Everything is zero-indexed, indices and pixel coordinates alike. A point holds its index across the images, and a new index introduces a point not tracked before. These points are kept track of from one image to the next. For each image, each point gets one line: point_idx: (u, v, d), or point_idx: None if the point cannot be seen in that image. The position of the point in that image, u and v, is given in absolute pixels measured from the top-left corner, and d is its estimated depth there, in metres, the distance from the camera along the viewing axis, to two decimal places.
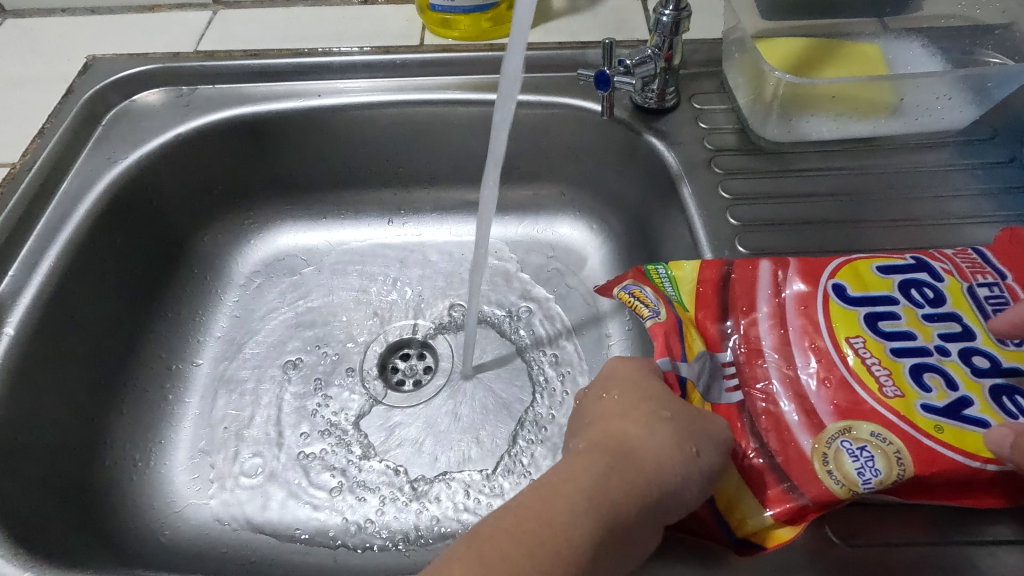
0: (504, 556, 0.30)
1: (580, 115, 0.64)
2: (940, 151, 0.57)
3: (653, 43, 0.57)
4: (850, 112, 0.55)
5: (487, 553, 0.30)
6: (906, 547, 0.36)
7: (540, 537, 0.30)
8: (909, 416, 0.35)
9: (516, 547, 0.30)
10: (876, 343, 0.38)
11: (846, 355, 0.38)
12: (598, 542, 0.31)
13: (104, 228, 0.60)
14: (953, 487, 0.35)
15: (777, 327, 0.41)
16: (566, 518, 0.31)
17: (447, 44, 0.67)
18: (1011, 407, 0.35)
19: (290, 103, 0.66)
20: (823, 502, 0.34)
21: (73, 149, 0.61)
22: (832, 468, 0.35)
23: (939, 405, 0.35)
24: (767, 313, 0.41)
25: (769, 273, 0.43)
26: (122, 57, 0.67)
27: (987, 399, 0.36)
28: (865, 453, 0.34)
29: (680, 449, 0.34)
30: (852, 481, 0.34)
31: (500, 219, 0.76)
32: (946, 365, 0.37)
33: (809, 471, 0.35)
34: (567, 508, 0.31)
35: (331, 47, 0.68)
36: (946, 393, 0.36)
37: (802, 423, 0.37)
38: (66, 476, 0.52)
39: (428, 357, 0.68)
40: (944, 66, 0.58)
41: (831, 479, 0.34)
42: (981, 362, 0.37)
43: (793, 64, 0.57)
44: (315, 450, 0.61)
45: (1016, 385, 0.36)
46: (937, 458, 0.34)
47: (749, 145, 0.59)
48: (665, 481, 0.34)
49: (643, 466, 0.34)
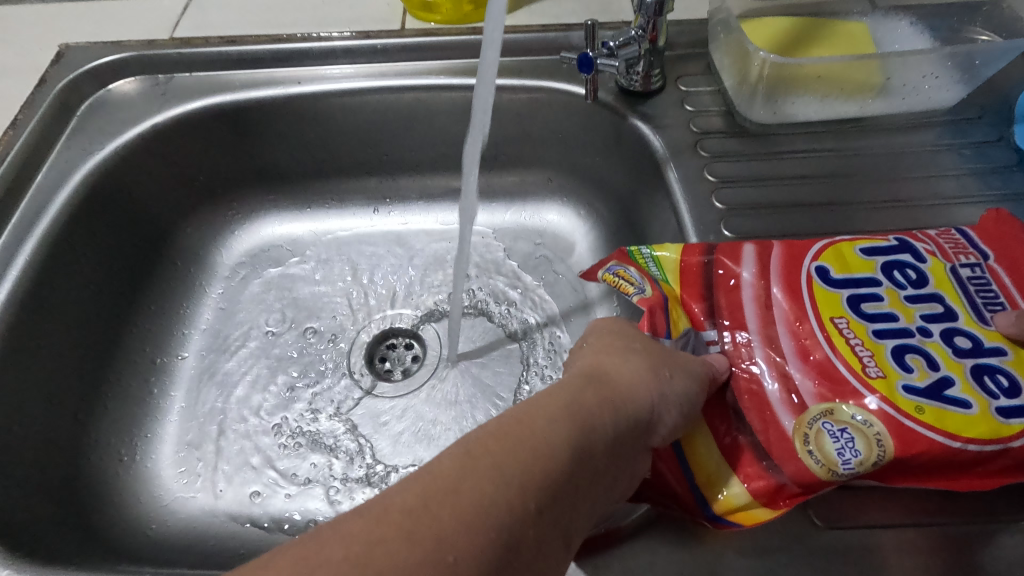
0: (495, 464, 0.29)
1: (565, 99, 0.63)
2: (928, 131, 0.57)
3: (637, 24, 0.56)
4: (836, 92, 0.54)
5: (474, 453, 0.30)
6: (890, 532, 0.36)
7: (528, 446, 0.31)
8: (890, 398, 0.35)
9: (502, 449, 0.30)
10: (859, 325, 0.38)
11: (830, 334, 0.38)
12: (580, 453, 0.32)
13: (82, 221, 0.59)
14: (934, 468, 0.34)
15: (761, 306, 0.40)
16: (552, 435, 0.31)
17: (428, 28, 0.66)
18: (992, 387, 0.35)
19: (270, 91, 0.65)
20: (801, 481, 0.35)
21: (47, 141, 0.60)
22: (812, 449, 0.35)
23: (920, 386, 0.35)
24: (752, 293, 0.41)
25: (753, 253, 0.42)
26: (96, 45, 0.65)
27: (969, 379, 0.35)
28: (846, 435, 0.35)
29: (655, 373, 0.37)
30: (832, 462, 0.34)
31: (487, 206, 0.75)
32: (929, 346, 0.37)
33: (790, 450, 0.36)
34: (553, 425, 0.32)
35: (311, 32, 0.66)
36: (928, 374, 0.36)
37: (785, 403, 0.37)
38: (49, 472, 0.51)
39: (415, 347, 0.68)
40: (932, 44, 0.57)
41: (811, 459, 0.35)
42: (962, 342, 0.37)
43: (779, 44, 0.56)
44: (303, 442, 0.60)
45: (998, 365, 0.36)
46: (915, 437, 0.34)
47: (736, 127, 0.58)
48: (646, 404, 0.36)
49: (619, 388, 0.36)
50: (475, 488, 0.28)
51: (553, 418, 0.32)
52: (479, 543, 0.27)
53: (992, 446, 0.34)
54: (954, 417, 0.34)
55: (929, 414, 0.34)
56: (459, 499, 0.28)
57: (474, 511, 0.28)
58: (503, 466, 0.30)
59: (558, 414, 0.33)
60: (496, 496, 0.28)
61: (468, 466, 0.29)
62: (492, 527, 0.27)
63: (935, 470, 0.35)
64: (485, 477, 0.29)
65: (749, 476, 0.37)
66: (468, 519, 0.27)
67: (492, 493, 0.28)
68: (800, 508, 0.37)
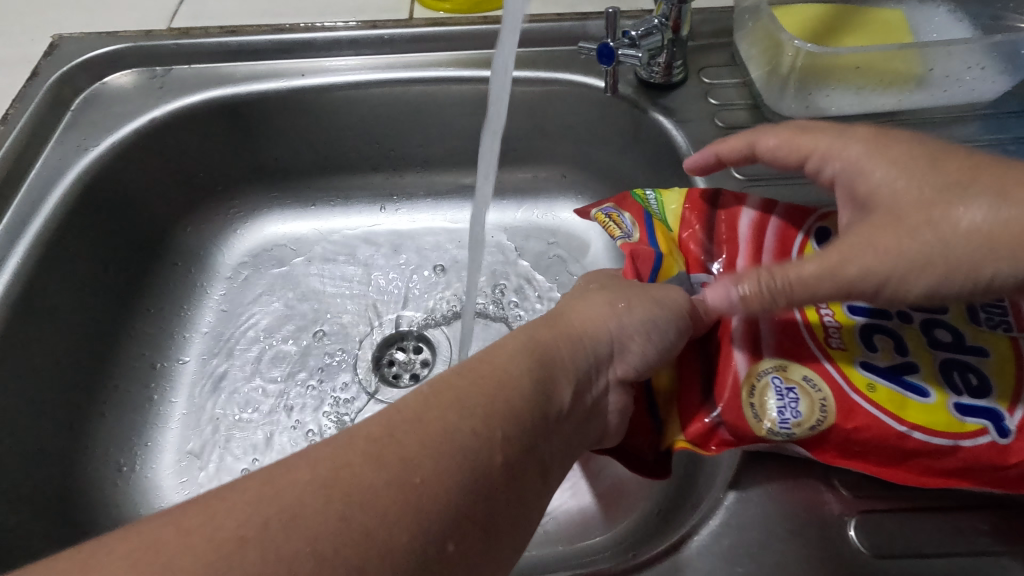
0: (458, 395, 0.29)
1: (581, 92, 0.60)
2: (966, 126, 0.54)
3: (660, 13, 0.53)
4: (873, 84, 0.51)
5: (443, 392, 0.29)
6: (942, 561, 0.34)
7: (493, 377, 0.31)
8: (847, 371, 0.37)
9: (466, 385, 0.30)
10: (836, 300, 0.40)
11: (803, 304, 0.40)
12: (543, 380, 0.33)
13: (76, 221, 0.56)
14: (881, 455, 0.36)
15: (747, 262, 0.42)
16: (517, 367, 0.32)
17: (437, 18, 0.63)
18: (960, 382, 0.36)
19: (271, 84, 0.62)
20: (734, 426, 0.37)
21: (38, 137, 0.57)
22: (753, 401, 0.37)
23: (880, 367, 0.37)
24: (743, 246, 0.43)
25: (755, 212, 0.44)
26: (89, 36, 0.62)
27: (937, 369, 0.37)
28: (791, 394, 0.37)
29: (610, 305, 0.39)
30: (769, 417, 0.36)
31: (498, 203, 0.72)
32: (903, 332, 0.38)
33: (735, 398, 0.38)
34: (516, 362, 0.33)
35: (314, 22, 0.63)
36: (892, 356, 0.37)
37: (743, 347, 0.39)
38: (43, 486, 0.49)
39: (425, 351, 0.65)
40: (973, 33, 0.54)
41: (750, 411, 0.37)
42: (941, 336, 0.38)
43: (811, 33, 0.53)
44: (308, 451, 0.58)
45: (975, 364, 0.36)
46: (864, 415, 0.35)
47: (763, 122, 0.55)
48: (607, 338, 0.38)
49: (576, 326, 0.38)
50: (445, 413, 0.28)
51: (516, 355, 0.33)
52: (443, 470, 0.26)
53: (945, 439, 0.35)
54: (907, 400, 0.36)
55: (882, 395, 0.36)
56: (428, 425, 0.28)
57: (444, 431, 0.27)
58: (468, 394, 0.30)
59: (521, 352, 0.34)
60: (460, 425, 0.28)
61: (436, 393, 0.29)
62: (464, 446, 0.27)
63: (896, 458, 0.35)
64: (449, 403, 0.29)
65: (690, 417, 0.39)
66: (431, 446, 0.26)
67: (463, 417, 0.28)
68: (845, 534, 0.35)
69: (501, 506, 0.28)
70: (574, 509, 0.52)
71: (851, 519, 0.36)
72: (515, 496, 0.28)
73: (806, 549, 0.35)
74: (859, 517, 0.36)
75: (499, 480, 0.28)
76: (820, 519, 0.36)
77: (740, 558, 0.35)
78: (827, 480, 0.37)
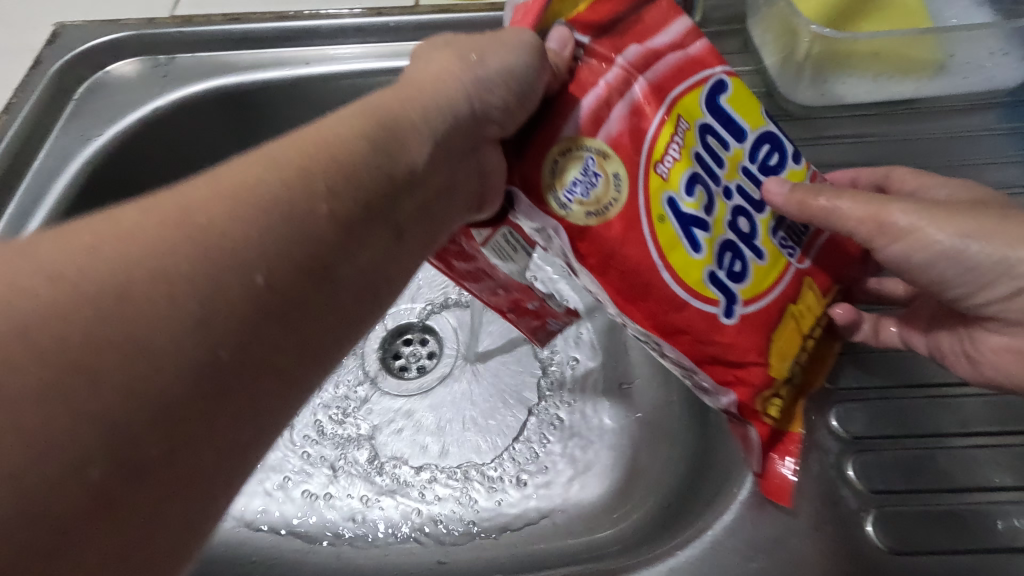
0: (167, 240, 0.23)
1: None
2: (984, 113, 0.53)
3: None
4: (890, 71, 0.50)
5: (170, 214, 0.24)
6: (959, 556, 0.34)
7: (323, 152, 0.28)
8: (653, 193, 0.33)
9: (185, 215, 0.24)
10: (692, 135, 0.34)
11: (662, 128, 0.33)
12: (302, 197, 0.26)
13: (81, 211, 0.55)
14: (623, 278, 0.33)
15: (632, 68, 0.33)
16: (330, 153, 0.28)
17: (444, 4, 0.62)
18: (728, 264, 0.35)
19: (276, 72, 0.61)
20: (532, 183, 0.32)
21: (41, 127, 0.56)
22: (559, 158, 0.32)
23: (684, 209, 0.34)
24: (636, 53, 0.33)
25: (683, 24, 0.35)
26: (91, 24, 0.61)
27: (717, 244, 0.35)
28: (595, 178, 0.32)
29: (460, 59, 0.33)
30: (563, 180, 0.31)
31: None
32: (716, 200, 0.35)
33: (542, 154, 0.32)
34: (334, 144, 0.28)
35: (320, 9, 0.62)
36: (700, 207, 0.34)
37: (588, 115, 0.32)
38: None
39: (430, 342, 0.63)
40: (993, 18, 0.52)
41: (550, 164, 0.32)
42: (742, 225, 0.36)
43: (828, 19, 0.52)
44: (314, 443, 0.57)
45: (745, 255, 0.36)
46: (635, 233, 0.32)
47: (778, 110, 0.54)
48: (461, 93, 0.32)
49: (422, 87, 0.32)
50: (188, 213, 0.24)
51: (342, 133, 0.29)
52: (85, 343, 0.21)
53: (682, 289, 0.33)
54: (688, 258, 0.34)
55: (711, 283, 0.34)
56: (199, 251, 0.24)
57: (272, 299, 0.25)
58: (247, 210, 0.25)
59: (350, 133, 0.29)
60: (163, 265, 0.23)
61: (156, 222, 0.24)
62: (189, 318, 0.23)
63: (625, 294, 0.33)
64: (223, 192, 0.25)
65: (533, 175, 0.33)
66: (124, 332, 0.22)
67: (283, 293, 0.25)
68: (861, 529, 0.35)
69: (229, 428, 0.24)
70: (580, 505, 0.51)
71: (868, 514, 0.35)
72: (247, 389, 0.25)
73: (824, 546, 0.34)
74: (875, 511, 0.35)
75: (242, 354, 0.24)
76: (838, 515, 0.35)
77: (756, 553, 0.34)
78: (844, 475, 0.37)
